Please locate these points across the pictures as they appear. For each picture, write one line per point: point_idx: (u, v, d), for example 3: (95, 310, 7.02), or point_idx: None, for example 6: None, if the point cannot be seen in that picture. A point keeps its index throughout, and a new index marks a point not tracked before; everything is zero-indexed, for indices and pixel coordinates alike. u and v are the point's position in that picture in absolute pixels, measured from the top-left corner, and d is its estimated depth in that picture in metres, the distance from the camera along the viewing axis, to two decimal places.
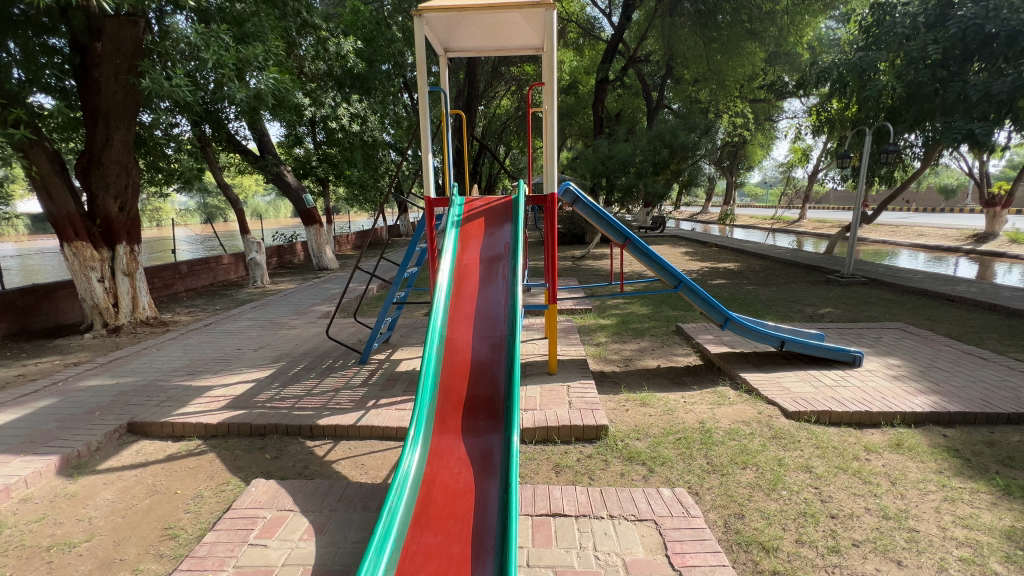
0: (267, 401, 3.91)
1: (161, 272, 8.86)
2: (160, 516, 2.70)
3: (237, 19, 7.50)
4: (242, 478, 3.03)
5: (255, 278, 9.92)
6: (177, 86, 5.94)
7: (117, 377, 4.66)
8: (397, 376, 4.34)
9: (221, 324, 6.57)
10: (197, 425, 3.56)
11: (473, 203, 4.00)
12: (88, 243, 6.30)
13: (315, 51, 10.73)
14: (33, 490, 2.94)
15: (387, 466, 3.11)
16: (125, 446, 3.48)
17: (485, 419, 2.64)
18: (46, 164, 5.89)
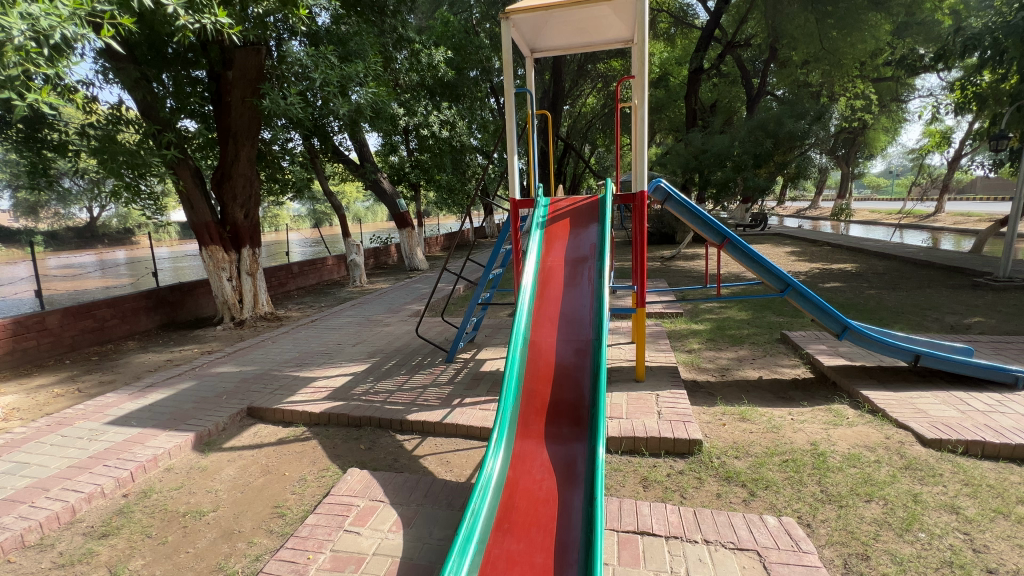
0: (362, 394, 4.17)
1: (277, 272, 9.91)
2: (271, 495, 2.98)
3: (341, 39, 8.12)
4: (339, 465, 3.25)
5: (355, 277, 10.73)
6: (291, 105, 6.61)
7: (240, 366, 5.27)
8: (482, 376, 4.41)
9: (325, 321, 7.17)
10: (304, 413, 3.89)
11: (557, 204, 3.93)
12: (221, 247, 7.23)
13: (410, 63, 11.36)
14: (174, 461, 3.41)
15: (471, 465, 3.15)
16: (245, 428, 3.90)
17: (569, 425, 2.56)
18: (189, 179, 6.86)
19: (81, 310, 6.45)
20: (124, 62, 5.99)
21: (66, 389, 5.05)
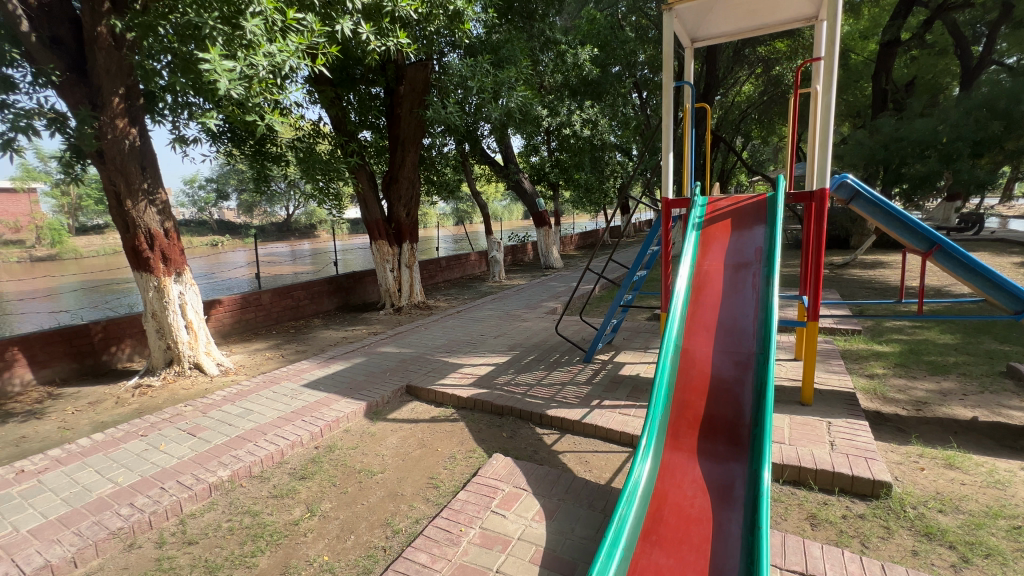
0: (504, 384, 4.40)
1: (428, 266, 10.95)
2: (427, 466, 3.31)
3: (495, 47, 8.56)
4: (485, 449, 3.47)
5: (494, 273, 11.33)
6: (450, 113, 7.23)
7: (400, 347, 5.95)
8: (621, 380, 4.32)
9: (469, 312, 7.71)
10: (453, 396, 4.24)
11: (717, 204, 3.65)
12: (387, 242, 8.24)
13: (555, 64, 11.52)
14: (350, 424, 4.00)
15: (610, 469, 3.12)
16: (404, 403, 4.40)
17: (725, 444, 2.39)
18: (365, 181, 7.91)
19: (285, 291, 7.92)
20: (325, 85, 7.12)
21: (274, 354, 6.25)
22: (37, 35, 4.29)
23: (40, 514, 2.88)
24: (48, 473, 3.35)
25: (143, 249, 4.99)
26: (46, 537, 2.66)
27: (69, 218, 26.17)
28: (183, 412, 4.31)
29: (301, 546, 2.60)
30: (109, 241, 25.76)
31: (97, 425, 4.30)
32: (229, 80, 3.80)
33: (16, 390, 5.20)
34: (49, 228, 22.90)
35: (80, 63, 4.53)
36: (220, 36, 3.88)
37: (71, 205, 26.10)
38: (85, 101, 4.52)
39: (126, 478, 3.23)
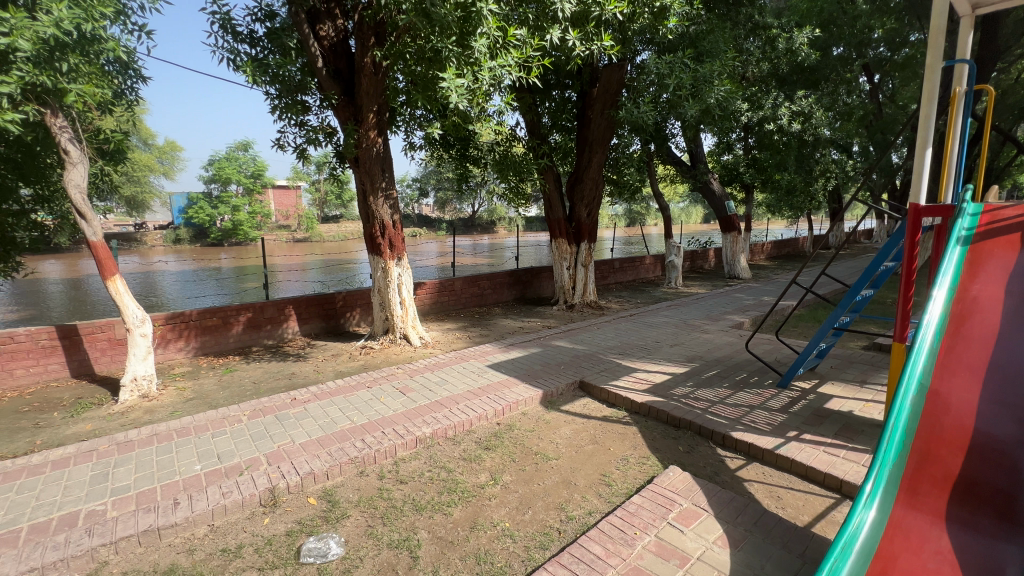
0: (682, 396, 4.19)
1: (602, 266, 10.99)
2: (600, 463, 3.37)
3: (695, 39, 8.08)
4: (659, 458, 3.38)
5: (671, 279, 10.80)
6: (643, 113, 7.12)
7: (574, 343, 6.14)
8: (826, 414, 3.73)
9: (642, 317, 7.51)
10: (627, 399, 4.21)
11: (996, 212, 2.88)
12: (566, 241, 8.53)
13: (763, 52, 10.40)
14: (527, 408, 4.30)
15: (810, 512, 2.73)
16: (577, 398, 4.54)
17: (987, 517, 1.94)
18: (552, 182, 8.27)
19: (473, 280, 8.85)
20: (525, 92, 7.69)
21: (462, 335, 7.05)
22: (327, 69, 5.58)
23: (306, 433, 3.82)
24: (310, 403, 4.40)
25: (377, 236, 6.14)
26: (311, 450, 3.51)
27: (319, 210, 33.61)
28: (396, 373, 5.19)
29: (486, 508, 2.91)
30: (343, 228, 32.25)
31: (337, 373, 5.47)
32: (458, 94, 4.42)
33: (288, 338, 6.94)
34: (305, 217, 29.70)
35: (350, 88, 5.78)
36: (454, 57, 4.53)
37: (321, 199, 33.40)
38: (352, 118, 5.76)
39: (358, 419, 4.05)
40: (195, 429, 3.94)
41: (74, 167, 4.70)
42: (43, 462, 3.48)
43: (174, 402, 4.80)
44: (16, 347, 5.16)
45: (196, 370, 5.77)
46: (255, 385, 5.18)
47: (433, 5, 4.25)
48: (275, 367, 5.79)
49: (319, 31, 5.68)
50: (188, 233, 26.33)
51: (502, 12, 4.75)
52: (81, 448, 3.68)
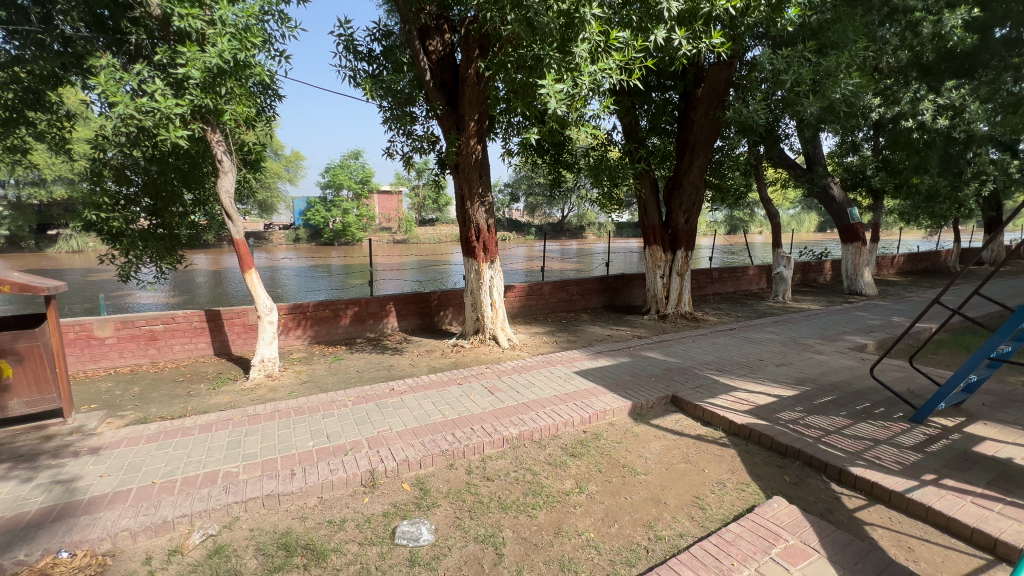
0: (789, 421, 3.82)
1: (698, 276, 10.38)
2: (692, 484, 3.18)
3: (817, 30, 7.34)
4: (761, 487, 3.11)
5: (778, 292, 9.90)
6: (753, 112, 6.63)
7: (666, 355, 5.86)
8: (975, 459, 3.18)
9: (744, 332, 6.96)
10: (724, 419, 3.93)
11: None
12: (661, 248, 8.19)
13: (901, 39, 9.17)
14: (615, 419, 4.20)
15: (951, 570, 2.35)
16: (668, 413, 4.33)
17: None
18: (648, 187, 8.00)
19: (562, 285, 8.83)
20: (623, 95, 7.54)
21: (550, 339, 7.07)
22: (434, 81, 5.94)
23: (402, 422, 4.08)
24: (406, 395, 4.70)
25: (473, 239, 6.39)
26: (406, 439, 3.74)
27: (417, 213, 35.74)
28: (485, 372, 5.36)
29: (571, 515, 2.89)
30: (438, 231, 33.95)
31: (430, 368, 5.78)
32: (557, 100, 4.47)
33: (388, 332, 7.46)
34: (405, 219, 31.72)
35: (454, 98, 6.09)
36: (555, 63, 4.60)
37: (419, 203, 35.49)
38: (454, 127, 6.06)
39: (449, 413, 4.23)
40: (309, 409, 4.40)
41: (225, 175, 5.51)
42: (192, 425, 4.10)
43: (292, 383, 5.39)
44: (175, 325, 6.13)
45: (310, 356, 6.43)
46: (358, 374, 5.65)
47: (537, 14, 4.37)
48: (375, 359, 6.27)
49: (429, 46, 6.06)
50: (306, 233, 29.62)
51: (605, 16, 4.71)
52: (221, 416, 4.28)
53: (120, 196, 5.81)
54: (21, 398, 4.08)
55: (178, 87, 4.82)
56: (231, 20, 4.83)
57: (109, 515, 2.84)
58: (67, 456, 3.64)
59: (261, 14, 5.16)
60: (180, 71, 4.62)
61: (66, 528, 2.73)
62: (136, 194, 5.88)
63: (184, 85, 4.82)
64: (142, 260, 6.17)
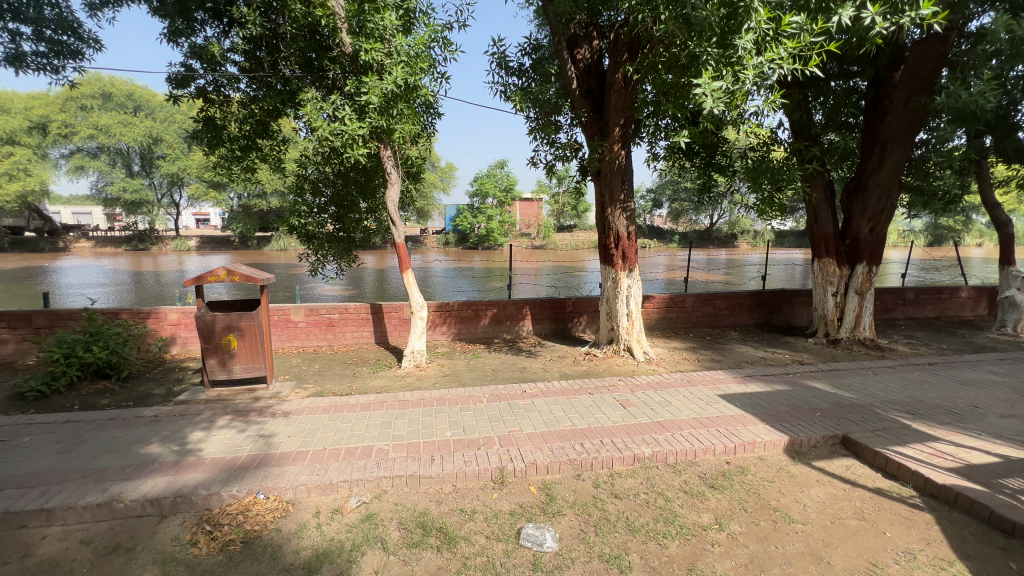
0: (1019, 492, 2.95)
1: (885, 296, 8.66)
2: (867, 546, 2.65)
3: None
4: (969, 569, 2.45)
5: (1005, 322, 7.75)
6: (978, 95, 5.30)
7: (836, 388, 4.99)
8: None
9: (950, 369, 5.59)
10: (917, 474, 3.20)
11: None
12: (835, 261, 7.02)
13: None
14: (766, 454, 3.70)
15: None
16: (836, 456, 3.68)
17: None
18: (821, 191, 6.92)
19: (708, 298, 8.14)
20: (793, 87, 6.67)
21: (691, 356, 6.57)
22: (580, 89, 5.98)
23: (532, 424, 4.16)
24: (537, 398, 4.78)
25: (611, 247, 6.27)
26: (535, 442, 3.80)
27: (556, 219, 36.37)
28: (617, 384, 5.19)
29: (707, 553, 2.62)
30: (575, 237, 34.05)
31: (562, 375, 5.79)
32: (714, 98, 4.13)
33: (523, 335, 7.71)
34: (543, 225, 32.55)
35: (599, 105, 6.06)
36: (713, 59, 4.26)
37: (558, 210, 36.10)
38: (598, 134, 6.02)
39: (578, 422, 4.19)
40: (449, 401, 4.75)
41: (392, 186, 6.31)
42: (356, 403, 4.73)
43: (436, 375, 5.89)
44: (348, 315, 7.17)
45: (452, 351, 6.96)
46: (494, 373, 5.93)
47: (694, 9, 4.11)
48: (510, 359, 6.53)
49: (576, 55, 6.12)
50: (454, 237, 32.13)
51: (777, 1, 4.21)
52: (378, 398, 4.86)
53: (314, 206, 7.00)
54: (241, 364, 5.15)
55: (360, 111, 5.63)
56: (405, 49, 5.50)
57: (292, 470, 3.42)
58: (267, 415, 4.49)
59: (428, 42, 5.77)
60: (363, 97, 5.39)
61: (264, 474, 3.37)
62: (325, 204, 7.02)
63: (366, 110, 5.62)
64: (327, 258, 7.34)
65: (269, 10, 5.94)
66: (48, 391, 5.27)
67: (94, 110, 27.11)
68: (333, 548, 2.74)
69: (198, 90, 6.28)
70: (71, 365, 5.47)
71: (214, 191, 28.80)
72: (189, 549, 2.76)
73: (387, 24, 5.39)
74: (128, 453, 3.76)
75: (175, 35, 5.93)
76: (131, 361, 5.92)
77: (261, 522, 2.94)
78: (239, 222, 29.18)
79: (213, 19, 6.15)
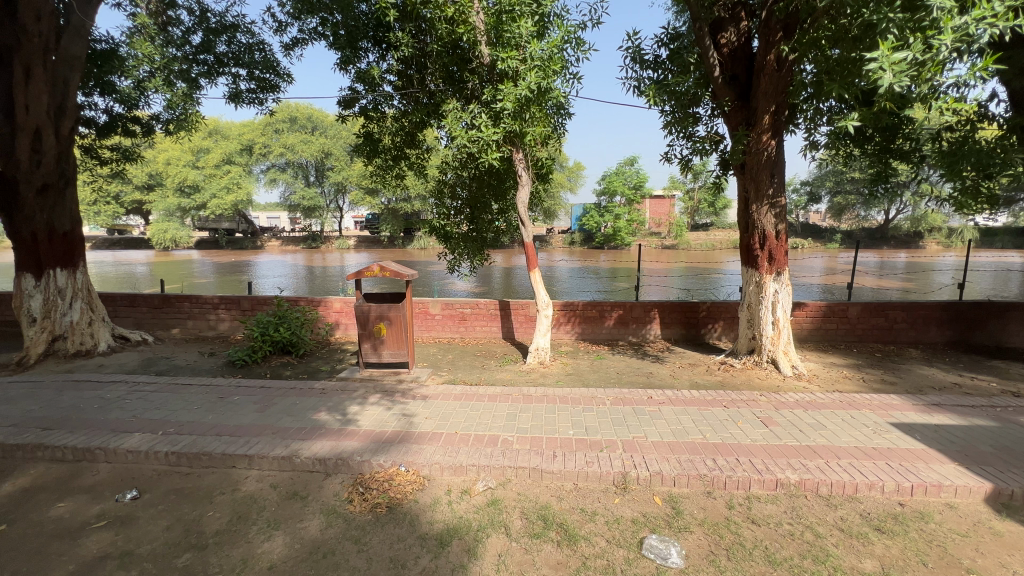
0: None
1: None
2: None
3: None
4: None
5: None
6: None
7: None
8: None
9: None
10: None
11: None
12: None
13: None
14: (958, 501, 3.04)
15: None
16: None
17: None
18: None
19: (879, 307, 6.91)
20: (1014, 48, 5.32)
21: (854, 374, 5.64)
22: (723, 76, 5.55)
23: (659, 432, 3.98)
24: (665, 406, 4.55)
25: (755, 247, 5.70)
26: (661, 451, 3.64)
27: (689, 217, 34.09)
28: (758, 399, 4.70)
29: None
30: (711, 236, 31.50)
31: (693, 384, 5.42)
32: (895, 72, 3.49)
33: (650, 338, 7.40)
34: (675, 224, 30.74)
35: (746, 92, 5.55)
36: (896, 26, 3.60)
37: (692, 207, 33.76)
38: (743, 123, 5.53)
39: (711, 436, 3.90)
40: (572, 400, 4.77)
41: (522, 188, 6.58)
42: (484, 394, 5.02)
43: (560, 373, 5.96)
44: (479, 310, 7.63)
45: (576, 351, 6.97)
46: (618, 376, 5.80)
47: None
48: (636, 363, 6.32)
49: (720, 39, 5.67)
50: (581, 237, 32.52)
51: None
52: (505, 391, 5.10)
53: (452, 208, 7.59)
54: (389, 350, 5.82)
55: (495, 117, 5.94)
56: (538, 54, 5.68)
57: (428, 449, 3.76)
58: (409, 397, 5.01)
59: (562, 44, 5.86)
60: (499, 104, 5.67)
61: (405, 449, 3.77)
62: (461, 207, 7.56)
63: (500, 116, 5.92)
64: (462, 257, 7.88)
65: (419, 32, 6.58)
66: (250, 360, 6.53)
67: (285, 132, 32.85)
68: (462, 525, 2.96)
69: (361, 109, 7.24)
70: (265, 342, 6.70)
71: (370, 197, 32.84)
72: (347, 505, 3.22)
73: (523, 31, 5.62)
74: (304, 417, 4.51)
75: (346, 63, 6.92)
76: (306, 342, 7.09)
77: (402, 491, 3.30)
78: (388, 224, 32.85)
79: (375, 46, 7.04)
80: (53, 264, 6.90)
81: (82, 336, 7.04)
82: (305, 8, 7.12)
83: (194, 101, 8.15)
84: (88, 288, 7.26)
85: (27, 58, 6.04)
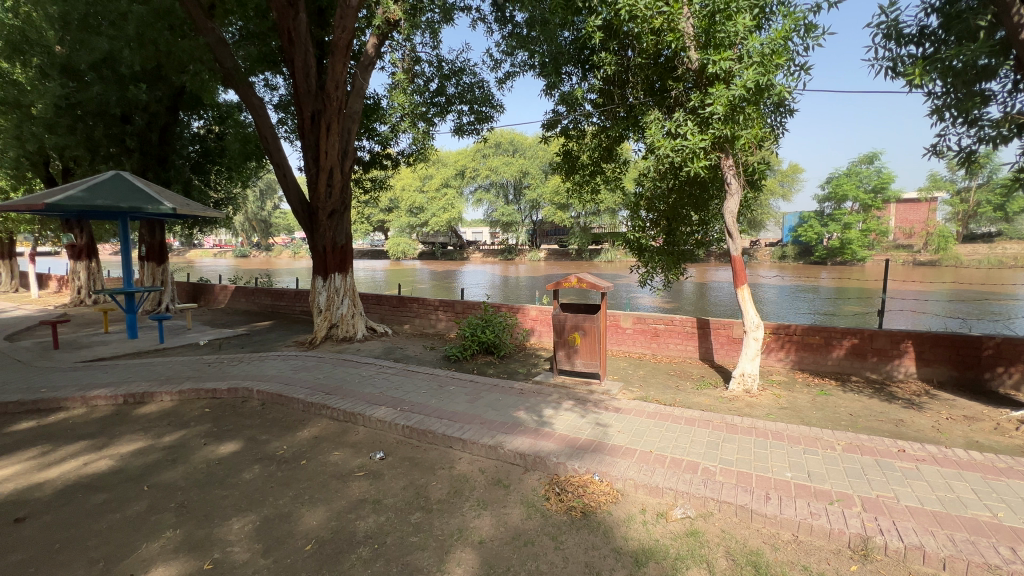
0: None
1: None
2: None
3: None
4: None
5: None
6: None
7: None
8: None
9: None
10: None
11: None
12: None
13: None
14: None
15: None
16: None
17: None
18: None
19: None
20: None
21: None
22: None
23: (917, 496, 3.15)
24: (925, 465, 3.58)
25: None
26: (921, 521, 2.88)
27: (959, 226, 26.20)
28: None
29: None
30: (998, 250, 23.56)
31: (971, 443, 4.13)
32: None
33: (899, 377, 5.93)
34: (936, 234, 23.96)
35: None
36: None
37: (965, 212, 25.79)
38: None
39: (1006, 516, 2.92)
40: (789, 438, 4.14)
41: (731, 198, 6.05)
42: (681, 416, 4.75)
43: (770, 405, 5.22)
44: (673, 327, 7.28)
45: (791, 382, 6.03)
46: (851, 418, 4.79)
47: None
48: (878, 405, 5.12)
49: None
50: (794, 250, 28.15)
51: None
52: (704, 416, 4.73)
53: (647, 221, 7.39)
54: (581, 359, 5.98)
55: (703, 123, 5.62)
56: (758, 49, 5.18)
57: (622, 463, 3.74)
58: (601, 408, 5.05)
59: (788, 34, 5.23)
60: (708, 109, 5.35)
61: (599, 459, 3.82)
62: (657, 219, 7.31)
63: (709, 121, 5.56)
64: (656, 270, 7.57)
65: (623, 48, 6.69)
66: (461, 356, 7.50)
67: (491, 156, 36.72)
68: (658, 549, 2.85)
69: (562, 130, 7.71)
70: (474, 341, 7.59)
71: (561, 212, 34.22)
72: (544, 501, 3.43)
73: (739, 29, 5.21)
74: (506, 413, 4.97)
75: (551, 88, 7.48)
76: (506, 344, 7.81)
77: (596, 500, 3.35)
78: (577, 237, 33.71)
79: (578, 69, 7.45)
80: (334, 269, 9.15)
81: (348, 325, 9.08)
82: (518, 45, 7.94)
83: (430, 137, 9.85)
84: (354, 288, 9.34)
85: (329, 117, 8.13)
